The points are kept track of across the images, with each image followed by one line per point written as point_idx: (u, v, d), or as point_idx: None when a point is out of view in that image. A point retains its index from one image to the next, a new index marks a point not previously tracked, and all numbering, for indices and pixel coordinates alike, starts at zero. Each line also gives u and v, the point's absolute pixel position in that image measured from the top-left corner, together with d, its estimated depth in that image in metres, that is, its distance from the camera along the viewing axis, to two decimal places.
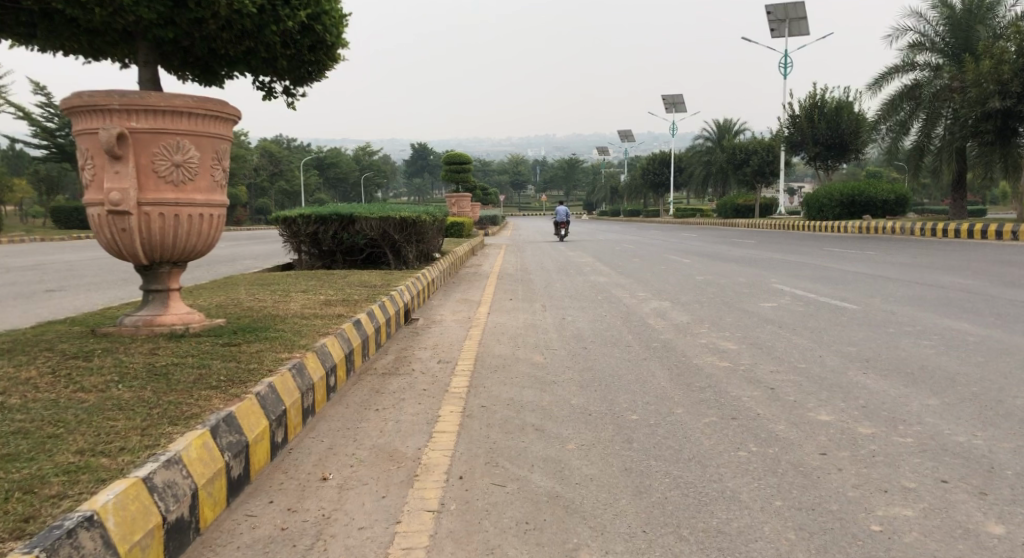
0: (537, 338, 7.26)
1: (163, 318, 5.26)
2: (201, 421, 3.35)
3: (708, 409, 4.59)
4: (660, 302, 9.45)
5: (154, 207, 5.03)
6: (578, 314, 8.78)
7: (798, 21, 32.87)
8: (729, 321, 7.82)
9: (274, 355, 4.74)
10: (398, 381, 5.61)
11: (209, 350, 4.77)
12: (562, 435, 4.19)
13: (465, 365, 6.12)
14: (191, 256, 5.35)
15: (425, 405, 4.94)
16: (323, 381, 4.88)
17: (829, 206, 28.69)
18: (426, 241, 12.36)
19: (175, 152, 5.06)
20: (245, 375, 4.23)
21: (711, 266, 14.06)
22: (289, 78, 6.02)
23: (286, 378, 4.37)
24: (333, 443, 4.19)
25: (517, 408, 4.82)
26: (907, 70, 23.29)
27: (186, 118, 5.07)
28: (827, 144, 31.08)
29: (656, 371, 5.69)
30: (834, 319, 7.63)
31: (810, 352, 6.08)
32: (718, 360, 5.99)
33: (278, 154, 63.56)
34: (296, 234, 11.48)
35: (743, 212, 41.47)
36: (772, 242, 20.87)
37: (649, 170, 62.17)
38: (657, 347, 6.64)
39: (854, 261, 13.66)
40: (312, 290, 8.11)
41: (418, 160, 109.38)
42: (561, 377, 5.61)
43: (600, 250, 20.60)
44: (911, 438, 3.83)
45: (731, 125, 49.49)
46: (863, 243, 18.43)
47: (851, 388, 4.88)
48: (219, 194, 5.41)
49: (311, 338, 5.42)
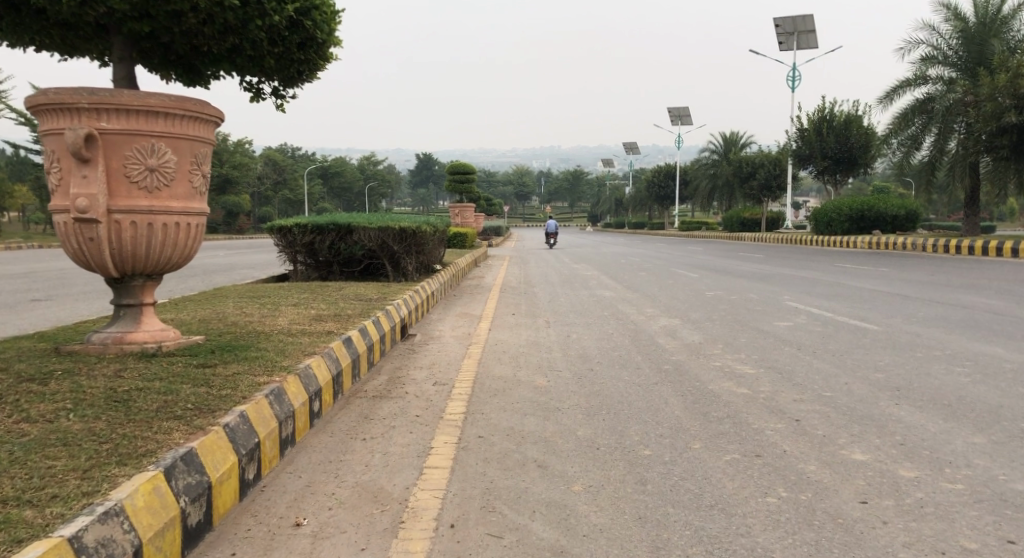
0: (539, 358, 6.83)
1: (134, 335, 4.84)
2: (154, 459, 2.93)
3: (729, 444, 4.16)
4: (670, 320, 9.02)
5: (125, 214, 4.63)
6: (584, 331, 8.34)
7: (807, 34, 32.56)
8: (743, 342, 7.39)
9: (251, 379, 4.32)
10: (389, 406, 5.18)
11: (180, 373, 4.34)
12: (568, 473, 3.77)
13: (462, 388, 5.68)
14: (166, 268, 4.95)
15: (417, 434, 4.51)
16: (305, 408, 4.46)
17: (838, 220, 28.22)
18: (426, 253, 11.95)
19: (150, 155, 4.67)
20: (215, 402, 3.80)
21: (720, 281, 13.60)
22: (278, 79, 5.64)
23: (262, 406, 3.94)
24: (312, 480, 3.75)
25: (518, 439, 4.39)
26: (919, 83, 22.92)
27: (161, 118, 4.67)
28: (836, 158, 30.66)
29: (670, 398, 5.25)
30: (856, 341, 7.19)
31: (834, 378, 5.65)
32: (734, 386, 5.56)
33: (282, 163, 63.31)
34: (291, 244, 11.08)
35: (750, 226, 40.97)
36: (782, 257, 20.40)
37: (654, 182, 61.81)
38: (669, 370, 6.21)
39: (868, 278, 13.20)
40: (303, 304, 7.69)
41: (423, 170, 109.06)
42: (566, 404, 5.18)
43: (604, 263, 20.19)
44: (962, 484, 3.39)
45: (738, 137, 49.10)
46: (875, 259, 17.98)
47: (885, 422, 4.44)
48: (198, 201, 5.01)
49: (295, 359, 4.98)
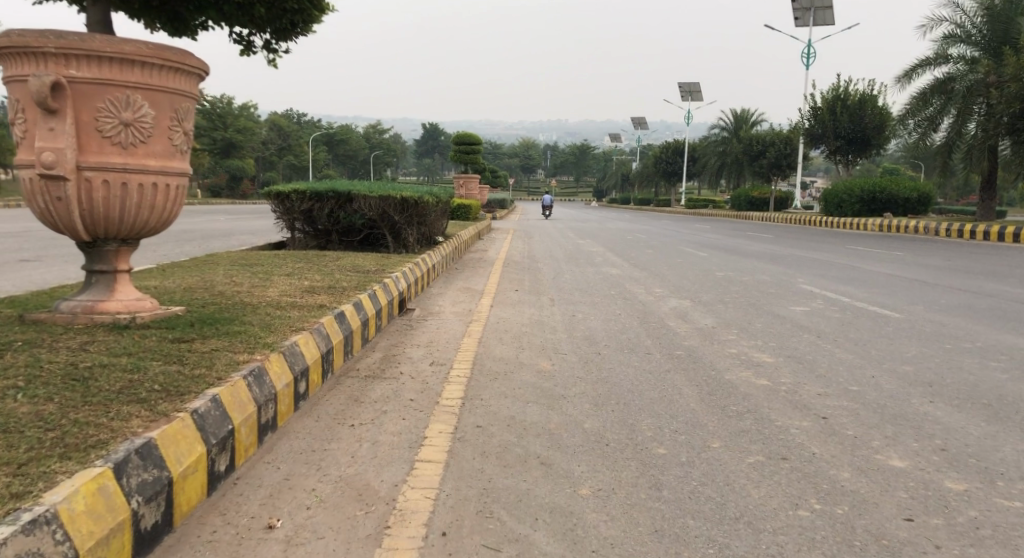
0: (543, 339, 6.45)
1: (106, 304, 4.45)
2: (104, 451, 2.56)
3: (752, 444, 3.80)
4: (680, 301, 8.63)
5: (96, 172, 4.21)
6: (590, 311, 7.95)
7: (824, 10, 31.77)
8: (759, 328, 6.99)
9: (230, 357, 3.94)
10: (381, 389, 4.81)
11: (153, 348, 3.96)
12: (574, 474, 3.41)
13: (461, 370, 5.32)
14: (144, 232, 4.55)
15: (410, 421, 4.15)
16: (289, 389, 4.10)
17: (849, 202, 27.66)
18: (428, 224, 11.52)
19: (124, 108, 4.24)
20: (186, 384, 3.42)
21: (729, 261, 13.18)
22: (269, 28, 5.22)
23: (240, 389, 3.57)
24: (291, 472, 3.40)
25: (519, 431, 4.03)
26: (939, 62, 22.27)
27: (137, 68, 4.24)
28: (849, 138, 30.02)
29: (684, 388, 4.88)
30: (880, 330, 6.79)
31: (860, 371, 5.26)
32: (753, 376, 5.19)
33: (286, 128, 62.61)
34: (288, 211, 10.69)
35: (758, 205, 40.34)
36: (792, 237, 19.92)
37: (662, 158, 61.04)
38: (681, 356, 5.83)
39: (884, 262, 12.74)
40: (297, 275, 7.30)
41: (429, 139, 108.07)
42: (572, 391, 4.82)
43: (610, 239, 19.76)
44: (1018, 502, 3.02)
45: (749, 115, 48.31)
46: (888, 242, 17.50)
47: (921, 422, 4.06)
48: (178, 161, 4.61)
49: (280, 335, 4.61)
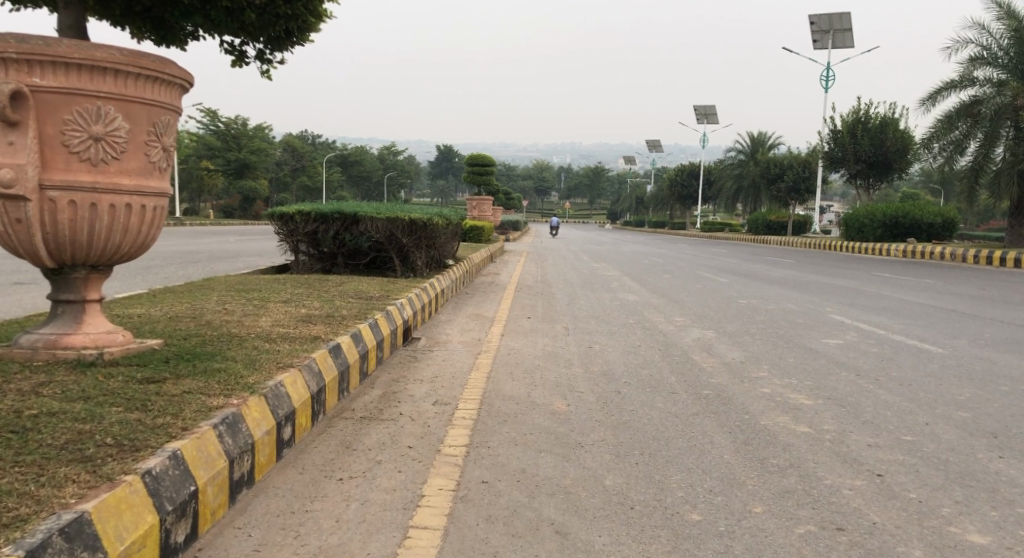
0: (557, 374, 5.94)
1: (72, 338, 4.00)
2: (18, 534, 2.12)
3: (801, 510, 3.29)
4: (703, 331, 8.10)
5: (62, 192, 3.78)
6: (607, 342, 7.44)
7: (843, 33, 31.38)
8: (791, 363, 6.45)
9: (202, 401, 3.48)
10: (377, 434, 4.33)
11: (117, 391, 3.49)
12: (594, 547, 2.91)
13: (466, 411, 4.82)
14: (118, 258, 4.12)
15: (407, 477, 3.66)
16: (270, 438, 3.62)
17: (871, 227, 26.98)
18: (437, 246, 11.08)
19: (95, 120, 3.83)
20: (142, 436, 2.94)
21: (753, 288, 12.61)
22: (262, 37, 4.84)
23: (208, 441, 3.09)
24: (263, 542, 2.91)
25: (530, 489, 3.53)
26: (965, 85, 21.72)
27: (110, 77, 3.82)
28: (869, 161, 29.43)
29: (715, 436, 4.37)
30: (924, 367, 6.22)
31: (910, 416, 4.71)
32: (791, 422, 4.67)
33: (301, 149, 62.75)
34: (293, 233, 10.27)
35: (775, 229, 39.66)
36: (813, 263, 19.30)
37: (677, 181, 60.48)
38: (709, 396, 5.31)
39: (916, 291, 12.13)
40: (295, 302, 6.85)
41: (443, 162, 108.39)
42: (591, 437, 4.32)
43: (625, 262, 19.23)
44: None
45: (766, 138, 47.76)
46: (915, 269, 16.86)
47: (994, 484, 3.51)
48: (157, 179, 4.18)
49: (264, 373, 4.13)
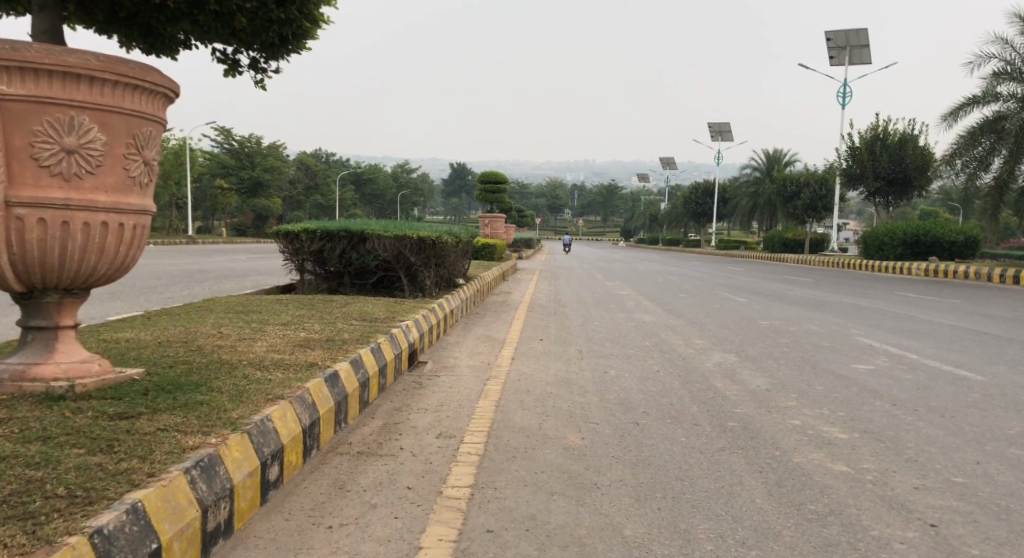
0: (570, 403, 5.57)
1: (41, 369, 3.68)
2: None
3: None
4: (724, 356, 7.68)
5: (30, 210, 3.48)
6: (623, 366, 7.06)
7: (860, 49, 30.97)
8: (821, 392, 6.03)
9: (177, 441, 3.13)
10: (374, 472, 3.96)
11: (82, 429, 3.15)
12: None
13: (472, 446, 4.46)
14: (94, 281, 3.80)
15: (404, 524, 3.30)
16: (253, 480, 3.27)
17: (891, 245, 26.45)
18: (447, 265, 10.74)
19: (67, 131, 3.53)
20: (99, 485, 2.59)
21: (774, 308, 12.17)
22: (257, 45, 4.57)
23: (177, 489, 2.72)
24: None
25: (541, 540, 3.16)
26: (988, 101, 21.23)
27: (85, 84, 3.52)
28: (889, 178, 28.91)
29: (744, 476, 3.96)
30: (964, 396, 5.80)
31: (958, 454, 4.30)
32: (828, 459, 4.26)
33: (315, 168, 62.79)
34: (298, 252, 9.97)
35: (792, 247, 39.13)
36: (834, 282, 18.81)
37: (691, 199, 60.00)
38: (735, 429, 4.90)
39: (945, 312, 11.63)
40: (294, 325, 6.52)
41: (456, 180, 108.48)
42: (609, 477, 3.94)
43: (639, 280, 18.86)
44: None
45: (781, 156, 47.31)
46: (940, 289, 16.35)
47: None
48: (137, 195, 3.88)
49: (250, 407, 3.78)
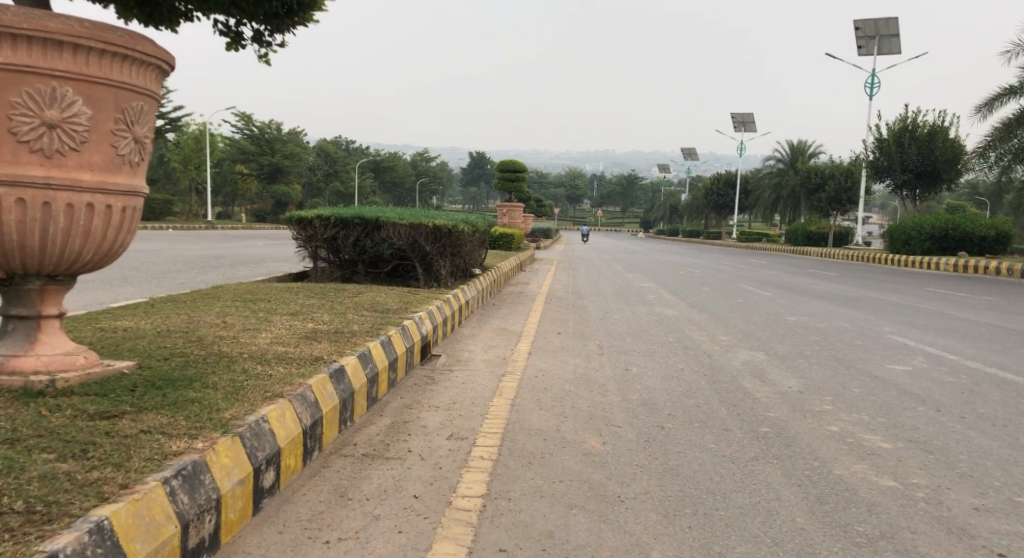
0: (590, 403, 5.24)
1: (20, 361, 3.42)
2: None
3: None
4: (752, 353, 7.31)
5: (8, 189, 3.19)
6: (646, 363, 6.72)
7: (890, 39, 30.18)
8: (858, 395, 5.65)
9: (159, 445, 2.84)
10: (379, 478, 3.66)
11: (56, 430, 2.87)
12: None
13: (485, 449, 4.15)
14: (78, 267, 3.52)
15: (407, 540, 2.99)
16: (244, 489, 2.97)
17: (918, 239, 25.84)
18: (463, 254, 10.42)
19: (49, 103, 3.23)
20: (63, 499, 2.31)
21: (801, 303, 11.74)
22: (260, 16, 4.26)
23: (153, 503, 2.43)
24: None
25: None
26: None
27: (69, 53, 3.23)
28: (917, 171, 28.20)
29: (782, 491, 3.62)
30: (1014, 403, 5.41)
31: (1016, 469, 3.93)
32: (873, 472, 3.91)
33: (334, 155, 62.56)
34: (311, 239, 9.70)
35: (815, 240, 38.42)
36: (860, 277, 18.28)
37: (713, 190, 59.18)
38: (769, 435, 4.55)
39: (981, 309, 11.14)
40: (302, 315, 6.23)
41: (475, 169, 108.09)
42: (634, 488, 3.61)
43: (660, 273, 18.42)
44: None
45: (805, 147, 46.43)
46: (971, 285, 15.81)
47: None
48: (127, 175, 3.58)
49: (245, 406, 3.48)
